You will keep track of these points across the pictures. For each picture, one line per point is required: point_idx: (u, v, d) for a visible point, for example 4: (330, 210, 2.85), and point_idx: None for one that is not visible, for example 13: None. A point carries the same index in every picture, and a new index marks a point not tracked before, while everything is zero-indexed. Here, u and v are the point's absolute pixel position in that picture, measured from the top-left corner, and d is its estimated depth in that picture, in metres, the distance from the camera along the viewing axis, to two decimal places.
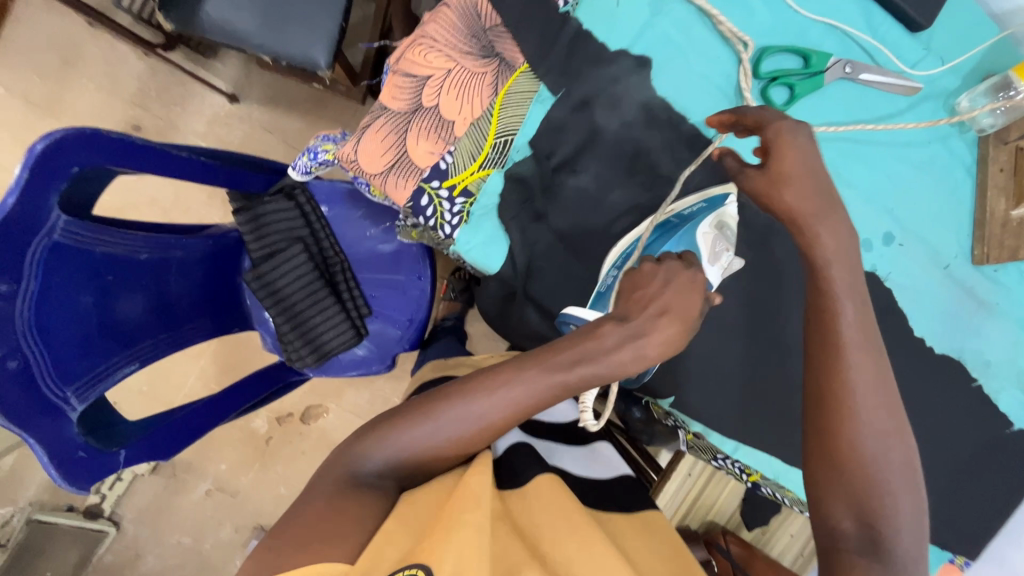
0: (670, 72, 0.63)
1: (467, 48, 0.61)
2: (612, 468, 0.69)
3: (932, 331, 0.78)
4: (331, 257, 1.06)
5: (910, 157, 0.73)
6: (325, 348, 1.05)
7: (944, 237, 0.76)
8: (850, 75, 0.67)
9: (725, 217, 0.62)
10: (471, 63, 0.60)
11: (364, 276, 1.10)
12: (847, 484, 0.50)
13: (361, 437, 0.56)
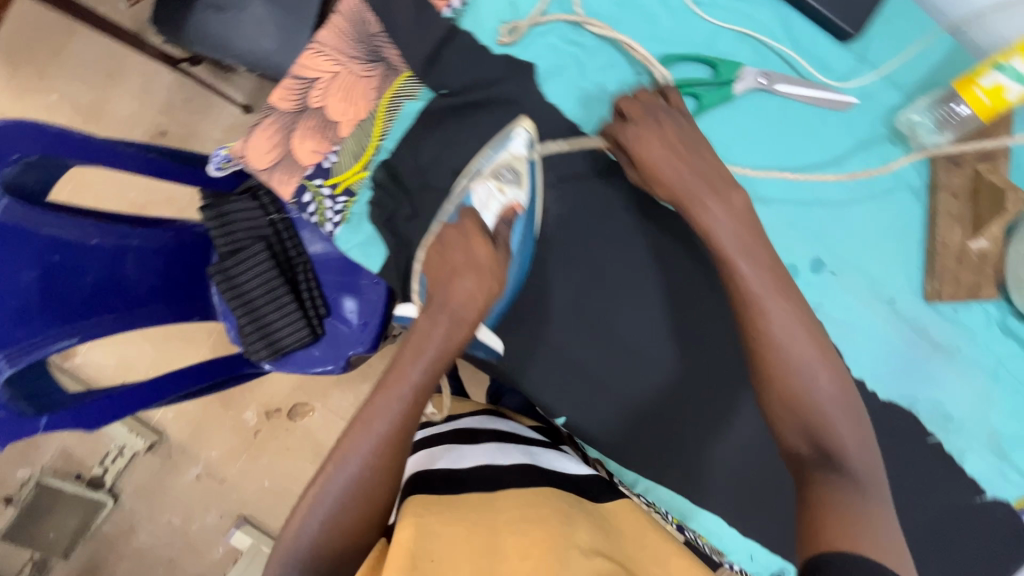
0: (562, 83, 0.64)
1: (355, 53, 0.63)
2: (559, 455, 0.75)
3: (876, 373, 0.70)
4: (292, 254, 1.10)
5: (844, 180, 0.68)
6: (278, 341, 1.08)
7: (887, 267, 0.68)
8: (763, 87, 0.64)
9: (498, 165, 0.61)
10: (358, 67, 0.63)
11: (326, 278, 1.13)
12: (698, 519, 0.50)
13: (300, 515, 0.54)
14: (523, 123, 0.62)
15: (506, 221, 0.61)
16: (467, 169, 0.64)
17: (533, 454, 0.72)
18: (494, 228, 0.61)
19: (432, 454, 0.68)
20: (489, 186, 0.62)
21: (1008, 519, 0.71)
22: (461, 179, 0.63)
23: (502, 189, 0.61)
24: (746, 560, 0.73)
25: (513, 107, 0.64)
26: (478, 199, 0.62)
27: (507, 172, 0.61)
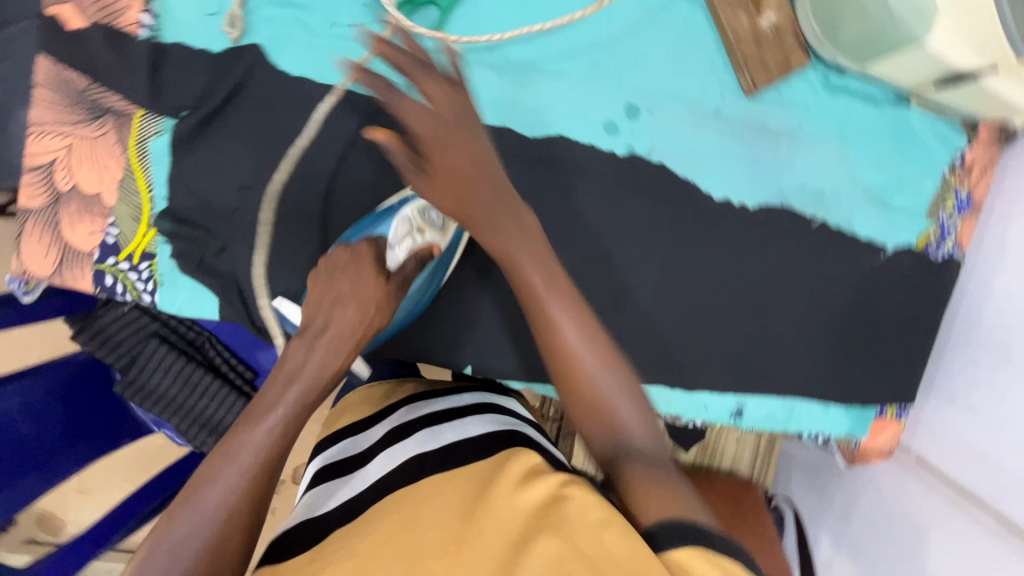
0: (300, 45, 0.60)
1: (78, 115, 0.58)
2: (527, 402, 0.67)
3: (737, 186, 0.69)
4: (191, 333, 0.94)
5: (617, 19, 0.66)
6: (213, 422, 0.88)
7: (698, 85, 0.67)
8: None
9: (428, 204, 0.59)
10: (89, 128, 0.58)
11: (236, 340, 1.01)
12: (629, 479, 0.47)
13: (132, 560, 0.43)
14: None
15: (416, 258, 0.58)
16: (410, 187, 0.62)
17: (471, 422, 0.57)
18: (404, 259, 0.58)
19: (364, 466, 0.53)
20: (412, 220, 0.59)
21: (910, 263, 0.74)
22: (398, 202, 0.61)
23: (422, 231, 0.59)
24: (704, 414, 0.74)
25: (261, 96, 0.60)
26: (395, 232, 0.58)
27: (434, 215, 0.60)
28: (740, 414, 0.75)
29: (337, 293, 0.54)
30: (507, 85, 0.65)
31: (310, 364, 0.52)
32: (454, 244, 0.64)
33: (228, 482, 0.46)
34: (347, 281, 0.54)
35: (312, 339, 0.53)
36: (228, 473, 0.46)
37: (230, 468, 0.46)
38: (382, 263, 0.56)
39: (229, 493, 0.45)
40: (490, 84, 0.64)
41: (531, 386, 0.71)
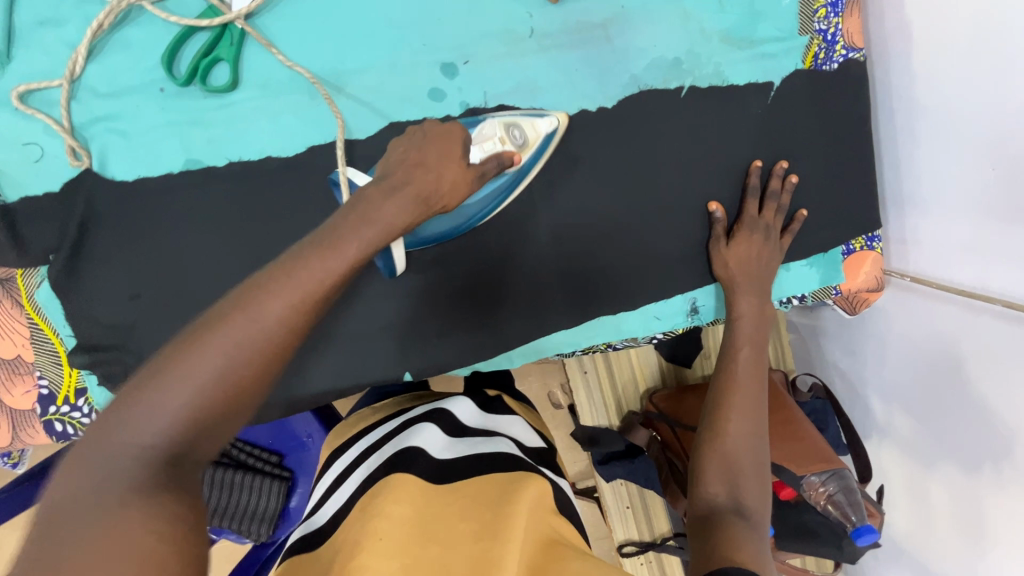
0: (123, 152, 0.62)
1: None
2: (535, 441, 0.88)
3: (587, 93, 0.66)
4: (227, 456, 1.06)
5: None
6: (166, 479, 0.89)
7: (500, 13, 0.64)
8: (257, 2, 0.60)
9: (514, 120, 0.62)
10: None
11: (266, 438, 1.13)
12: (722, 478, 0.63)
13: (123, 394, 0.39)
14: (559, 111, 0.65)
15: (495, 160, 0.59)
16: (501, 111, 0.64)
17: (498, 443, 0.80)
18: (480, 161, 0.59)
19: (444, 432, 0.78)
20: (497, 131, 0.61)
21: (807, 86, 0.69)
22: (480, 113, 0.64)
23: (502, 141, 0.61)
24: (660, 325, 0.70)
25: (111, 213, 0.63)
26: (480, 134, 0.61)
27: (519, 130, 0.62)
28: (695, 311, 0.71)
29: (429, 188, 0.54)
30: (319, 101, 0.63)
31: (387, 211, 0.51)
32: (529, 171, 0.65)
33: (231, 340, 0.41)
34: (432, 154, 0.56)
35: (388, 190, 0.53)
36: (243, 327, 0.42)
37: (248, 320, 0.42)
38: (463, 155, 0.57)
39: (231, 353, 0.41)
40: (304, 106, 0.63)
41: (477, 368, 0.70)
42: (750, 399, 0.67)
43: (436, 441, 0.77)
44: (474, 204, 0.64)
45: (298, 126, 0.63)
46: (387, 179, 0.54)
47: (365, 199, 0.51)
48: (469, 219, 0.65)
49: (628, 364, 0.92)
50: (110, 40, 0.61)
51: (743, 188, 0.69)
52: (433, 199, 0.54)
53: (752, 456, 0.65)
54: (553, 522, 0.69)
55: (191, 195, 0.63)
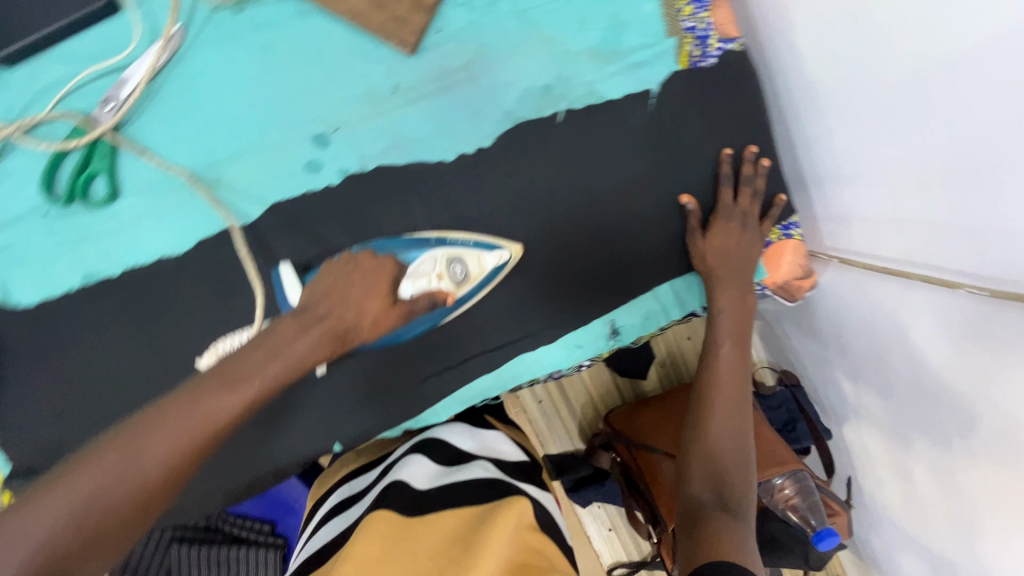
0: (23, 281, 0.64)
1: None
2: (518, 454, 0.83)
3: (463, 137, 0.65)
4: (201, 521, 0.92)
5: (249, 71, 0.63)
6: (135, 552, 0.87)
7: (359, 75, 0.64)
8: (122, 111, 0.62)
9: (460, 254, 0.63)
10: None
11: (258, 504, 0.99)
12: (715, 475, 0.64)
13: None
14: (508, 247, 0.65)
15: (428, 298, 0.59)
16: (454, 238, 0.64)
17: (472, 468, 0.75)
18: (410, 298, 0.59)
19: (424, 461, 0.74)
20: (437, 265, 0.61)
21: (687, 87, 0.67)
22: (432, 237, 0.64)
23: (439, 276, 0.61)
24: (582, 354, 0.69)
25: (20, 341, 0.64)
26: (418, 268, 0.61)
27: (461, 266, 0.63)
28: (616, 332, 0.69)
29: (348, 323, 0.56)
30: (198, 196, 0.64)
31: (299, 347, 0.53)
32: (471, 296, 0.66)
33: (104, 480, 0.43)
34: (357, 290, 0.57)
35: (307, 322, 0.54)
36: (123, 461, 0.44)
37: (128, 455, 0.45)
38: (391, 295, 0.58)
39: (106, 488, 0.43)
40: (185, 202, 0.64)
41: (407, 425, 0.70)
42: (734, 397, 0.69)
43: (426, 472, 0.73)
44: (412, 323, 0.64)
45: (185, 222, 0.64)
46: (312, 309, 0.55)
47: (277, 331, 0.53)
48: (409, 332, 0.66)
49: (582, 386, 0.90)
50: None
51: (716, 178, 0.68)
52: (353, 333, 0.56)
53: (735, 450, 0.66)
54: (533, 535, 0.68)
55: (93, 310, 0.64)
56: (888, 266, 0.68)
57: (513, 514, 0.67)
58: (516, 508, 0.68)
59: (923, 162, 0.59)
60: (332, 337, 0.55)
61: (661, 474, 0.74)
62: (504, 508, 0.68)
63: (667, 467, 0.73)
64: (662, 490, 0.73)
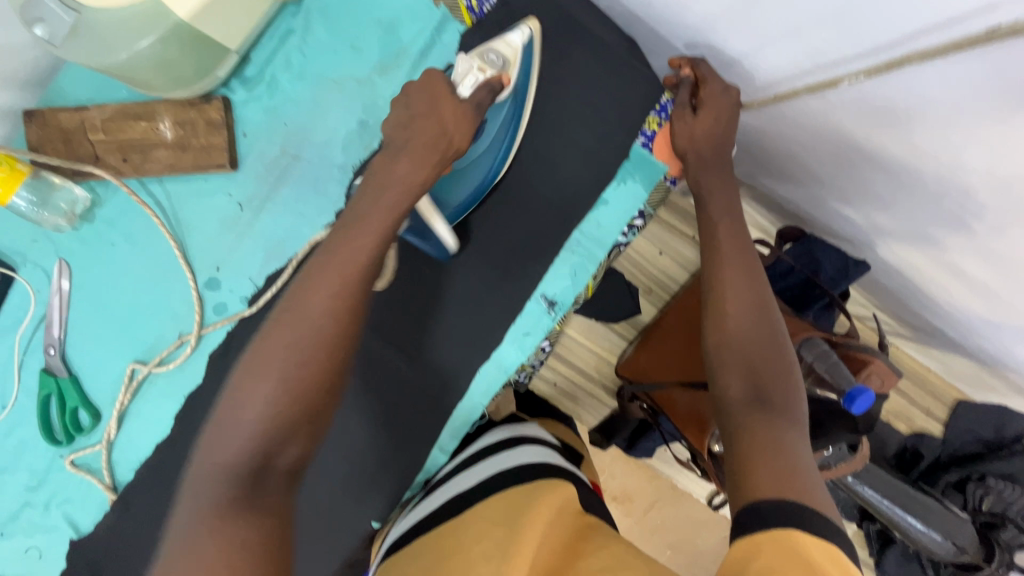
0: (77, 512, 0.74)
1: None
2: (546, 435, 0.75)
3: (317, 209, 0.66)
4: None
5: (129, 259, 0.68)
6: None
7: (207, 210, 0.67)
8: (197, 310, 0.67)
9: (488, 46, 0.58)
10: None
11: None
12: (745, 364, 0.54)
13: (215, 411, 0.46)
14: (528, 22, 0.59)
15: (487, 89, 0.56)
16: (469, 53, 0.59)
17: (516, 452, 0.67)
18: (471, 95, 0.56)
19: (472, 467, 0.66)
20: (473, 61, 0.57)
21: (484, 38, 0.63)
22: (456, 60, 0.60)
23: (483, 66, 0.56)
24: (533, 339, 0.66)
25: (100, 559, 0.74)
26: (459, 74, 0.57)
27: (494, 52, 0.57)
28: (554, 303, 0.66)
29: (439, 132, 0.53)
30: (152, 381, 0.70)
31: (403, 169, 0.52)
32: (527, 92, 0.61)
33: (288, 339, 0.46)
34: (421, 102, 0.54)
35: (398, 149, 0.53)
36: (301, 326, 0.47)
37: (299, 314, 0.47)
38: (452, 93, 0.55)
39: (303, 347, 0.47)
40: (145, 390, 0.71)
41: (423, 477, 0.71)
42: (746, 273, 0.58)
43: (461, 483, 0.64)
44: (483, 155, 0.62)
45: (154, 406, 0.71)
46: (392, 142, 0.54)
47: (379, 167, 0.53)
48: (492, 172, 0.62)
49: (586, 350, 0.88)
50: (9, 450, 0.73)
51: (604, 70, 0.63)
52: (449, 142, 0.54)
53: (762, 334, 0.55)
54: (584, 517, 0.58)
55: (132, 509, 0.72)
56: (782, 94, 0.59)
57: (552, 496, 0.57)
58: (559, 491, 0.58)
59: (720, 1, 0.51)
60: (432, 151, 0.53)
61: (679, 406, 0.69)
62: (541, 491, 0.58)
63: (681, 398, 0.68)
64: (686, 421, 0.68)
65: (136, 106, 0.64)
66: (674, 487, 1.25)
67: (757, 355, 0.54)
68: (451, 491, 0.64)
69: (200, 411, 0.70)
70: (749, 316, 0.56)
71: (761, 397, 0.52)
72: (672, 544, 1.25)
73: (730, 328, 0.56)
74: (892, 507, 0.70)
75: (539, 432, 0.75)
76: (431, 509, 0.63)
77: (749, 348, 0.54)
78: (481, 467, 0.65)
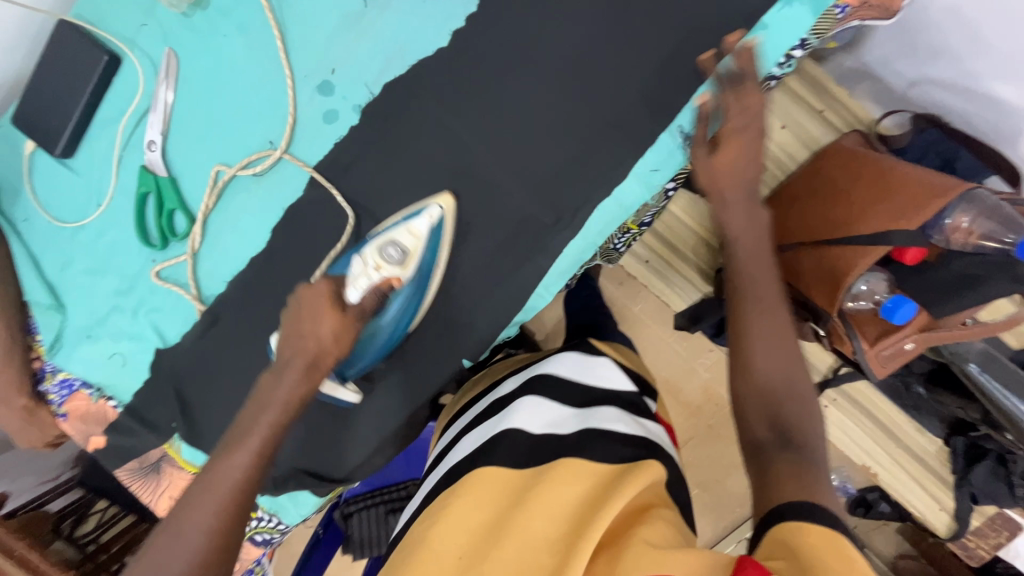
0: (163, 322, 0.73)
1: (151, 468, 0.78)
2: (625, 381, 0.75)
3: (446, 14, 0.62)
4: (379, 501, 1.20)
5: (242, 54, 0.65)
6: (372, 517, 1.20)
7: (328, 6, 0.63)
8: (292, 119, 0.65)
9: (390, 237, 0.62)
10: (175, 474, 0.77)
11: (397, 471, 1.22)
12: (768, 406, 0.56)
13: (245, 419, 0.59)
14: (439, 200, 0.64)
15: (372, 297, 0.61)
16: (373, 229, 0.65)
17: (596, 416, 0.68)
18: (359, 302, 0.61)
19: (540, 406, 0.69)
20: (372, 257, 0.61)
21: None
22: (368, 235, 0.64)
23: (378, 268, 0.61)
24: (661, 176, 0.62)
25: (183, 371, 0.73)
26: (354, 269, 0.62)
27: (394, 249, 0.61)
28: (690, 137, 0.61)
29: (315, 349, 0.60)
30: (257, 189, 0.68)
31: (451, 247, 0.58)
32: (433, 267, 0.65)
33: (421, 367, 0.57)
34: (309, 316, 0.60)
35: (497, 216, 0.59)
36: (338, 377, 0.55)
37: None
38: (338, 303, 0.60)
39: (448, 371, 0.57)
40: (247, 200, 0.68)
41: (521, 320, 0.69)
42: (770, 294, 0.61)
43: (530, 421, 0.67)
44: (387, 322, 0.65)
45: (255, 218, 0.69)
46: (282, 354, 0.61)
47: (264, 387, 0.60)
48: (394, 335, 0.67)
49: (685, 230, 0.84)
50: (101, 251, 0.72)
51: None
52: (324, 354, 0.60)
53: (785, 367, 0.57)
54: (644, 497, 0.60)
55: (220, 323, 0.71)
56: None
57: (639, 478, 0.58)
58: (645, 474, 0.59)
59: None
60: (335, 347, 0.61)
61: (803, 271, 0.65)
62: (625, 478, 0.59)
63: (807, 260, 0.64)
64: (813, 286, 0.64)
65: None
66: (715, 427, 1.20)
67: (782, 415, 0.55)
68: (514, 423, 0.67)
69: (302, 225, 0.67)
70: (777, 338, 0.58)
71: (789, 434, 0.54)
72: (701, 483, 1.22)
73: (752, 379, 0.58)
74: (1016, 403, 0.67)
75: (613, 372, 0.75)
76: (499, 427, 0.67)
77: (774, 397, 0.56)
78: (557, 417, 0.68)
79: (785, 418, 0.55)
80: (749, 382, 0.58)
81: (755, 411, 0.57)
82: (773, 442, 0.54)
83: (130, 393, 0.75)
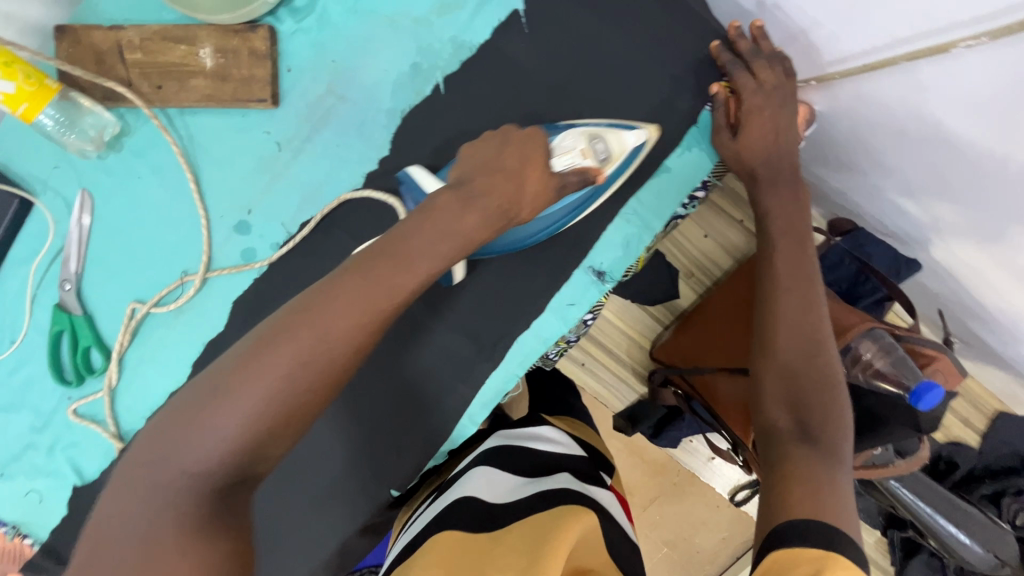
0: (80, 458, 0.70)
1: None
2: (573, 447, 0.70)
3: (360, 157, 0.63)
4: None
5: (157, 194, 0.65)
6: None
7: (243, 148, 0.63)
8: (207, 252, 0.63)
9: (600, 133, 0.58)
10: None
11: None
12: (791, 397, 0.51)
13: None
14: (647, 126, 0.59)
15: (578, 174, 0.56)
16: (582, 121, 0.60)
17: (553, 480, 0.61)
18: (561, 173, 0.56)
19: (496, 475, 0.63)
20: (579, 142, 0.58)
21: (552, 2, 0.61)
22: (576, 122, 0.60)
23: (586, 154, 0.57)
24: (577, 311, 0.63)
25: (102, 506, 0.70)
26: (561, 144, 0.58)
27: (602, 144, 0.58)
28: (602, 274, 0.62)
29: (509, 202, 0.53)
30: (173, 323, 0.67)
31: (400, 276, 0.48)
32: (613, 183, 0.60)
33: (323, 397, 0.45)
34: (513, 157, 0.55)
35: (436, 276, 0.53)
36: None
37: None
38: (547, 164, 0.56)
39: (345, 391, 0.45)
40: (164, 332, 0.67)
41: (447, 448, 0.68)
42: (795, 266, 0.57)
43: (491, 489, 0.60)
44: (548, 215, 0.59)
45: (172, 352, 0.67)
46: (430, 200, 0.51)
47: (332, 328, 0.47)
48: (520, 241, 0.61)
49: (618, 333, 0.85)
50: (15, 388, 0.69)
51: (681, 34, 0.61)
52: (512, 210, 0.53)
53: (808, 354, 0.53)
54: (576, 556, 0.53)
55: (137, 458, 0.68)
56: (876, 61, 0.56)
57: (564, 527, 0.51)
58: (575, 522, 0.52)
59: None
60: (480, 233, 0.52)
61: (723, 394, 0.66)
62: (566, 520, 0.52)
63: (724, 383, 0.65)
64: (732, 408, 0.65)
65: (176, 29, 0.61)
66: None
67: (804, 410, 0.50)
68: (468, 491, 0.60)
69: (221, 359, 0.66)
70: (806, 326, 0.54)
71: (807, 428, 0.49)
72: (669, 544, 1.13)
73: (783, 358, 0.53)
74: (932, 515, 0.68)
75: (565, 440, 0.70)
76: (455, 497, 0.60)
77: (797, 381, 0.52)
78: (519, 484, 0.61)
79: (806, 410, 0.50)
80: (772, 362, 0.53)
81: (770, 393, 0.53)
82: (793, 430, 0.50)
83: (44, 531, 0.71)
